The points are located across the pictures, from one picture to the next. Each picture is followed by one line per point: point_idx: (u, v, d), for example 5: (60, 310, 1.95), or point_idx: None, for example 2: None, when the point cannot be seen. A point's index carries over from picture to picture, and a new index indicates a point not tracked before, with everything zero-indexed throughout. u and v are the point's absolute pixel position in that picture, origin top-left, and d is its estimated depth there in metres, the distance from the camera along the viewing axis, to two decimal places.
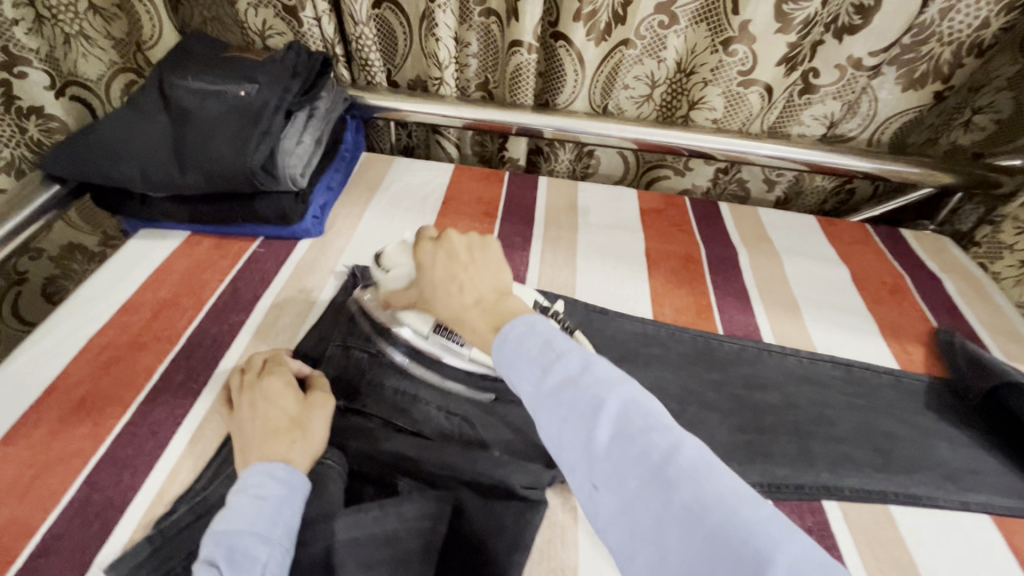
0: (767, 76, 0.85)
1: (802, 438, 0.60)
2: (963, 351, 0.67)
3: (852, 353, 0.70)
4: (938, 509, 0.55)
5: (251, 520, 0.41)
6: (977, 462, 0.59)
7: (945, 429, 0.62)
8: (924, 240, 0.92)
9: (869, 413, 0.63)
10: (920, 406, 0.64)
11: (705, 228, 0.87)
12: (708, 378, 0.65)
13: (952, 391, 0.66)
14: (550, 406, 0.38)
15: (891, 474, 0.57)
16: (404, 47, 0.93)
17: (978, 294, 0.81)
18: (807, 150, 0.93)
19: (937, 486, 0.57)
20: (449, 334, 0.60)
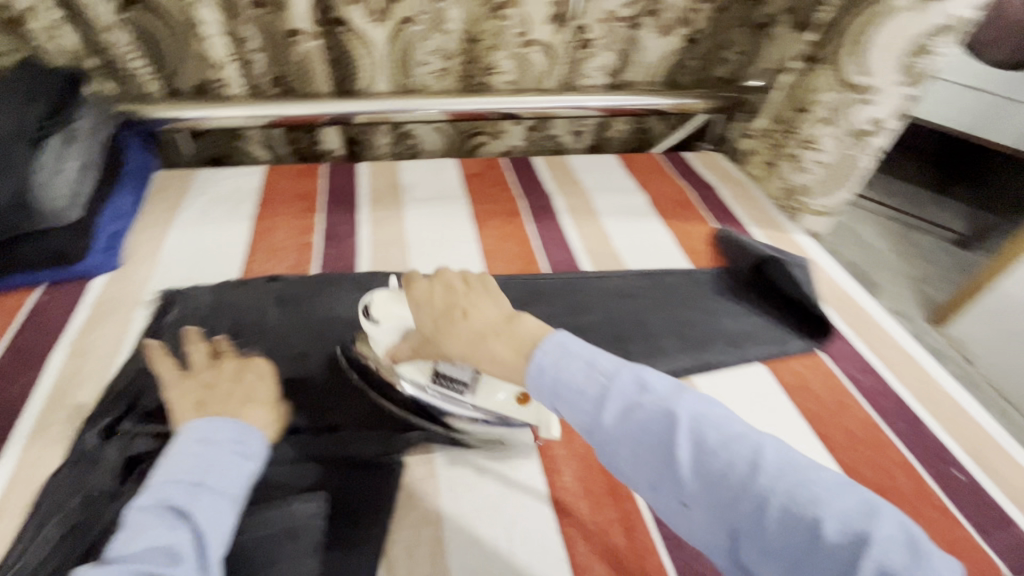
0: (543, 34, 0.94)
1: (622, 343, 0.69)
2: (730, 238, 0.83)
3: (655, 262, 0.81)
4: (727, 367, 0.68)
5: (223, 473, 0.43)
6: (751, 323, 0.74)
7: (728, 305, 0.76)
8: (702, 159, 1.09)
9: (672, 307, 0.74)
10: (709, 292, 0.78)
11: (524, 182, 0.95)
12: (541, 312, 0.71)
13: (730, 274, 0.81)
14: (620, 435, 0.39)
15: (691, 350, 0.69)
16: (174, 53, 0.84)
17: (743, 194, 0.98)
18: (598, 97, 1.04)
19: (725, 349, 0.70)
20: (449, 383, 0.54)
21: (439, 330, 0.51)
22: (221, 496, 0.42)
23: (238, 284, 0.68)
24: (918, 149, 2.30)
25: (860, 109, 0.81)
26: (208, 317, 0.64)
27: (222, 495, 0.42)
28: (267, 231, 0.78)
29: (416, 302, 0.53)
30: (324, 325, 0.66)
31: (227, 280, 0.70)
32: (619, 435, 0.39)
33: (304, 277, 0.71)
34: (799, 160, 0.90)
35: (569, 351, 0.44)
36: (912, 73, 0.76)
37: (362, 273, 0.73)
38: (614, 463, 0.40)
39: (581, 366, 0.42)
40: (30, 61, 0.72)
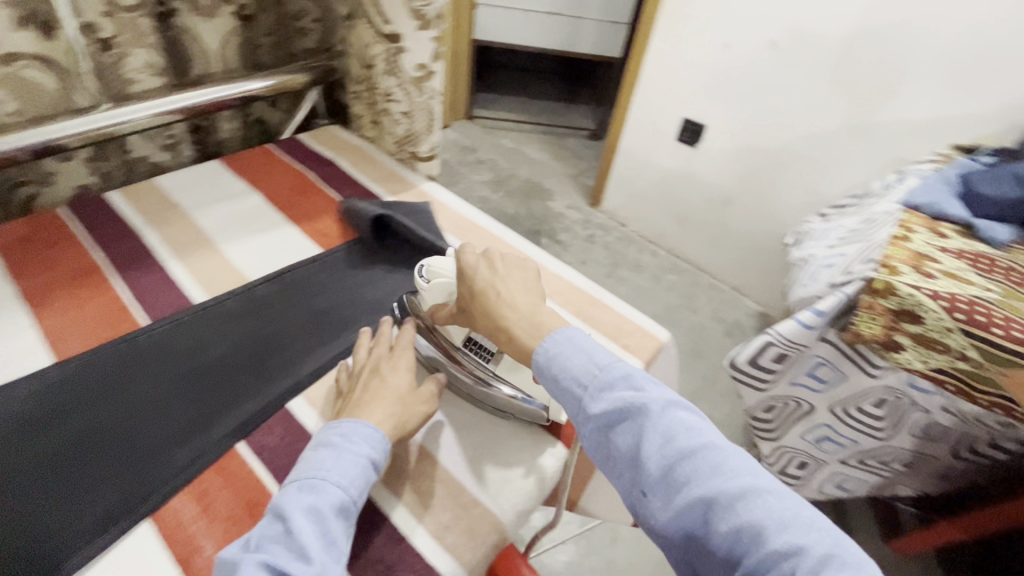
0: (26, 45, 0.74)
1: (258, 364, 0.62)
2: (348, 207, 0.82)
3: (281, 262, 0.76)
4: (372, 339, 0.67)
5: (326, 474, 0.47)
6: (390, 282, 0.75)
7: (364, 274, 0.75)
8: (318, 136, 1.05)
9: (309, 300, 0.71)
10: (348, 269, 0.76)
11: (99, 228, 0.77)
12: (149, 373, 0.60)
13: (360, 243, 0.80)
14: (602, 425, 0.47)
15: (334, 337, 0.66)
16: None
17: (364, 160, 0.98)
18: (161, 100, 0.88)
19: (367, 321, 0.69)
20: (478, 350, 0.62)
21: (475, 311, 0.56)
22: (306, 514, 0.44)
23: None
24: (544, 77, 2.75)
25: (405, 57, 0.85)
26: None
27: (335, 488, 0.46)
28: None
29: (462, 269, 0.58)
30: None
31: None
32: (601, 422, 0.47)
33: None
34: (391, 114, 0.94)
35: (573, 347, 0.51)
36: (425, 17, 0.81)
37: None
38: (592, 450, 0.48)
39: (582, 358, 0.50)
40: None
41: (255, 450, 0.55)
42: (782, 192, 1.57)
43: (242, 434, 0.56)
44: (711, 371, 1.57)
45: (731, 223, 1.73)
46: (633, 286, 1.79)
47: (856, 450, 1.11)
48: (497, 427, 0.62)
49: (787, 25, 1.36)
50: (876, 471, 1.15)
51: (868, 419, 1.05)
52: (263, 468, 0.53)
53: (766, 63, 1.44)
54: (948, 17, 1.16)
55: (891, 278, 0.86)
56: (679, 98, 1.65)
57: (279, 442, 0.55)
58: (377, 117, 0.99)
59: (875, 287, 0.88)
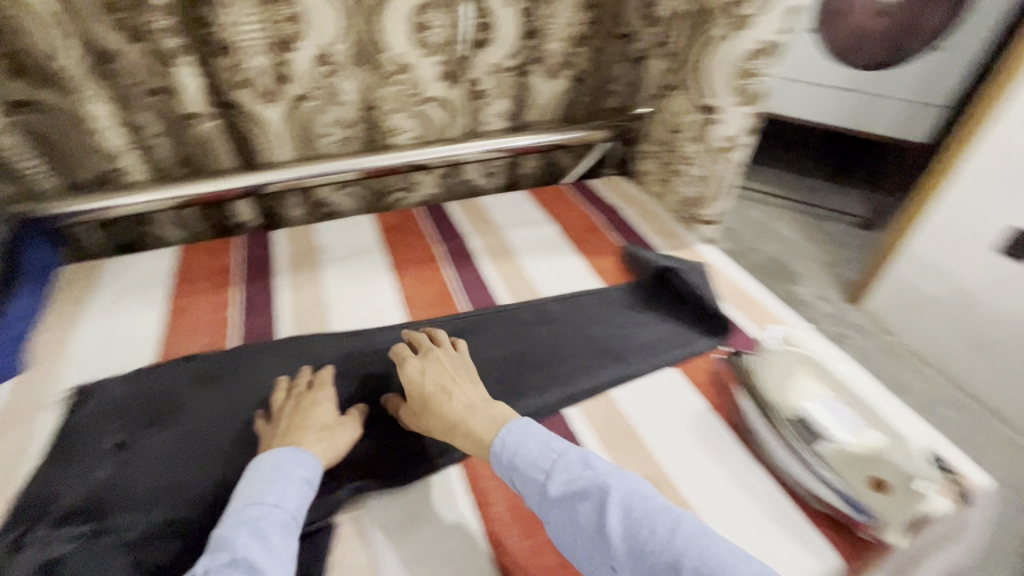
0: (437, 91, 0.98)
1: (544, 369, 0.73)
2: (636, 255, 0.90)
3: (569, 287, 0.87)
4: (640, 377, 0.72)
5: (265, 493, 0.50)
6: (661, 330, 0.79)
7: (638, 317, 0.82)
8: (605, 184, 1.17)
9: (590, 328, 0.79)
10: (624, 308, 0.83)
11: (441, 228, 0.98)
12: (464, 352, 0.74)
13: (637, 286, 0.87)
14: (563, 504, 0.50)
15: (609, 365, 0.74)
16: (69, 148, 0.84)
17: (646, 215, 1.05)
18: (498, 140, 1.08)
19: (640, 359, 0.75)
20: (801, 427, 0.60)
21: (426, 409, 0.61)
22: (237, 527, 0.47)
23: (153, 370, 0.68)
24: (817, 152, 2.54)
25: (714, 129, 0.90)
26: (120, 409, 0.63)
27: (274, 508, 0.49)
28: (181, 311, 0.79)
29: (411, 377, 0.63)
30: (246, 397, 0.66)
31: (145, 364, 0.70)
32: (559, 502, 0.51)
33: (224, 351, 0.72)
34: (684, 176, 0.99)
35: (526, 435, 0.55)
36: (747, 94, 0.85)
37: (283, 339, 0.74)
38: (554, 529, 0.51)
39: (535, 444, 0.54)
40: None
41: None
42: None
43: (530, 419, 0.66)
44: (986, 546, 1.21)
45: None
46: None
47: None
48: (768, 502, 0.59)
49: None
50: None
51: None
52: None
53: None
54: None
55: None
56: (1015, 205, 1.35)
57: None
58: (668, 175, 1.04)
59: None
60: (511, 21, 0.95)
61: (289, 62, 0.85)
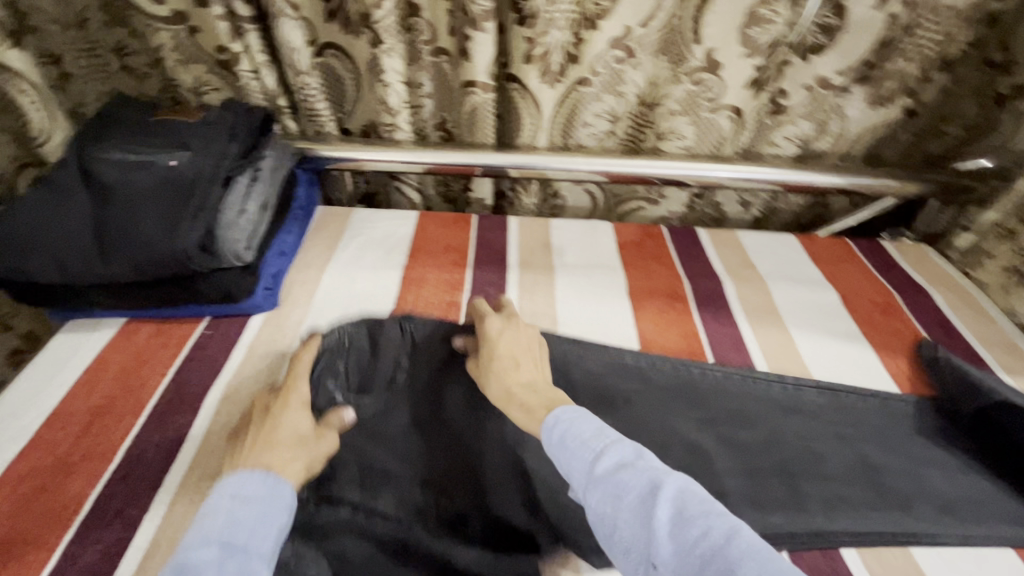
0: (736, 99, 0.81)
1: (792, 479, 0.58)
2: (941, 360, 0.67)
3: (842, 375, 0.68)
4: (929, 543, 0.54)
5: (234, 534, 0.40)
6: (969, 487, 0.59)
7: (936, 455, 0.62)
8: (903, 248, 0.91)
9: (863, 446, 0.62)
10: (903, 432, 0.64)
11: (689, 259, 0.83)
12: (693, 417, 0.62)
13: (936, 406, 0.66)
14: (607, 485, 0.42)
15: (884, 510, 0.56)
16: (352, 96, 0.85)
17: (965, 305, 0.80)
18: (783, 170, 0.89)
19: (932, 518, 0.56)
20: None
21: (486, 367, 0.58)
22: (252, 563, 0.40)
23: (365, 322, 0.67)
24: None
25: None
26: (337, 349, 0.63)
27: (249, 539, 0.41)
28: (414, 285, 0.75)
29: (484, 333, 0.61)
30: (473, 404, 0.60)
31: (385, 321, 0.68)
32: (603, 486, 0.42)
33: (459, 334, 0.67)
34: None
35: (581, 416, 0.48)
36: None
37: None
38: (593, 515, 0.42)
39: (589, 424, 0.47)
40: (233, 101, 0.76)
41: None
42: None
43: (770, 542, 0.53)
44: None
45: None
46: None
47: None
48: None
49: None
50: None
51: None
52: None
53: None
54: None
55: None
56: None
57: None
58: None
59: None
60: (867, 27, 0.74)
61: (587, 41, 0.76)
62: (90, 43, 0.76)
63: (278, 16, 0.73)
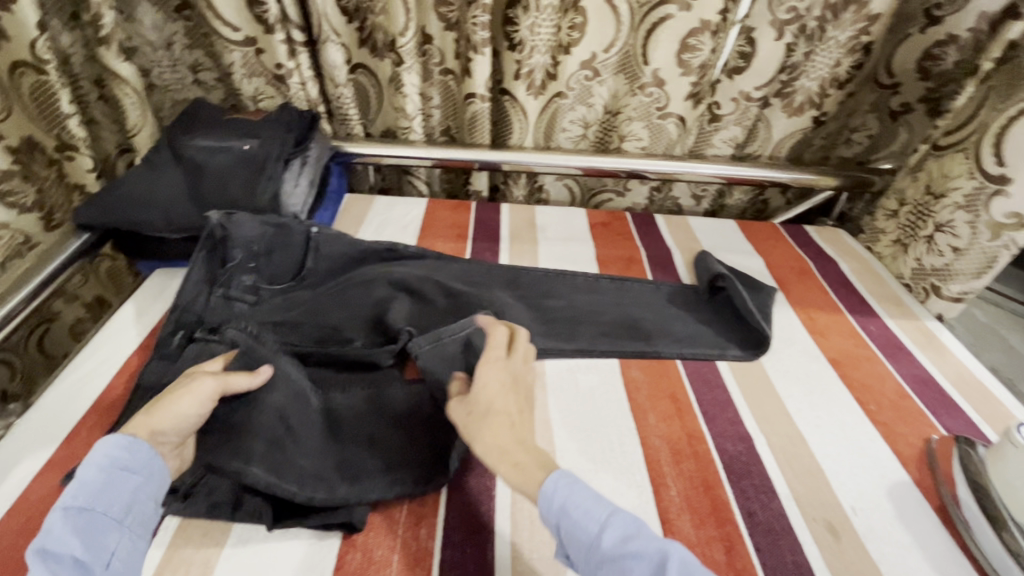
0: (679, 108, 1.03)
1: (573, 324, 0.81)
2: (703, 260, 0.92)
3: (656, 275, 0.94)
4: (658, 356, 0.78)
5: (88, 498, 0.47)
6: (695, 329, 0.82)
7: (678, 313, 0.85)
8: (822, 232, 1.12)
9: (627, 306, 0.85)
10: (658, 300, 0.87)
11: (645, 235, 1.04)
12: (517, 293, 0.86)
13: (692, 290, 0.89)
14: (614, 562, 0.46)
15: (630, 340, 0.79)
16: (377, 104, 1.09)
17: (867, 272, 0.99)
18: (724, 166, 1.10)
19: (664, 344, 0.79)
20: None
21: (480, 424, 0.54)
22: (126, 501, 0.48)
23: (357, 243, 0.84)
24: None
25: (1000, 201, 0.81)
26: (261, 253, 0.76)
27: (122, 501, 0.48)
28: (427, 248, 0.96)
29: (485, 383, 0.57)
30: None
31: (418, 250, 0.90)
32: (612, 560, 0.46)
33: (470, 268, 0.88)
34: (933, 243, 0.91)
35: (572, 487, 0.50)
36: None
37: (502, 288, 0.86)
38: None
39: (592, 497, 0.50)
40: (287, 105, 0.97)
41: (716, 449, 0.66)
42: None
43: (542, 357, 0.76)
44: None
45: None
46: None
47: None
48: None
49: None
50: None
51: None
52: (721, 464, 0.64)
53: None
54: None
55: None
56: None
57: (737, 454, 0.65)
58: (908, 239, 0.98)
59: None
60: (773, 56, 0.98)
61: (563, 63, 0.98)
62: (173, 61, 1.03)
63: (326, 41, 0.95)
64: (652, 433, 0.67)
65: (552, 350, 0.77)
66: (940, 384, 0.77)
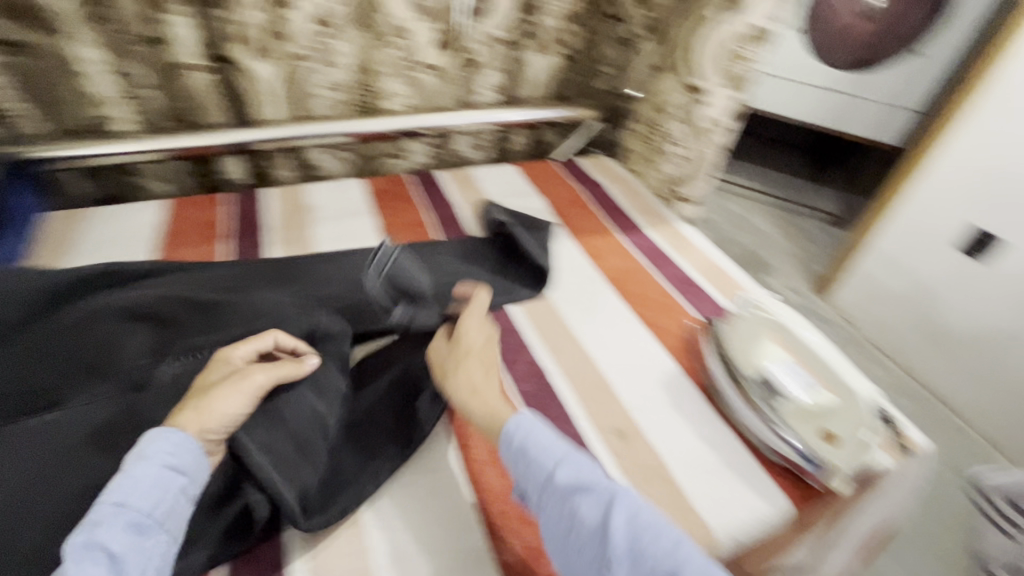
0: (430, 57, 1.01)
1: (358, 307, 0.75)
2: (487, 209, 0.92)
3: (444, 235, 0.92)
4: (450, 318, 0.76)
5: (128, 496, 0.43)
6: (485, 281, 0.82)
7: (467, 269, 0.84)
8: (591, 161, 1.20)
9: (415, 274, 0.82)
10: (447, 260, 0.85)
11: (428, 196, 1.01)
12: (288, 287, 0.76)
13: (478, 242, 0.89)
14: (564, 497, 0.47)
15: (421, 308, 0.77)
16: (55, 92, 0.82)
17: (629, 190, 1.09)
18: (493, 112, 1.11)
19: (456, 304, 0.78)
20: (768, 388, 0.64)
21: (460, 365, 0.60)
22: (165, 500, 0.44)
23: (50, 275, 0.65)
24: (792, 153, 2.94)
25: (705, 109, 0.95)
26: None
27: (121, 509, 0.42)
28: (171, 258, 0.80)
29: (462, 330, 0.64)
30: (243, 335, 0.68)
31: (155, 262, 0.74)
32: (559, 496, 0.47)
33: (226, 273, 0.75)
34: (666, 155, 1.04)
35: (538, 427, 0.52)
36: (739, 78, 0.92)
37: (268, 285, 0.75)
38: (549, 524, 0.47)
39: (549, 439, 0.50)
40: None
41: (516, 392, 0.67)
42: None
43: (324, 354, 0.69)
44: None
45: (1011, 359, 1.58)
46: None
47: None
48: (725, 446, 0.64)
49: None
50: None
51: None
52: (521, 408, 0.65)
53: None
54: None
55: None
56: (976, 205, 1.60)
57: (534, 391, 0.67)
58: (648, 154, 1.10)
59: None
60: None
61: (287, 18, 0.87)
62: None
63: None
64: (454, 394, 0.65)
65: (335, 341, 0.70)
66: (693, 279, 0.89)
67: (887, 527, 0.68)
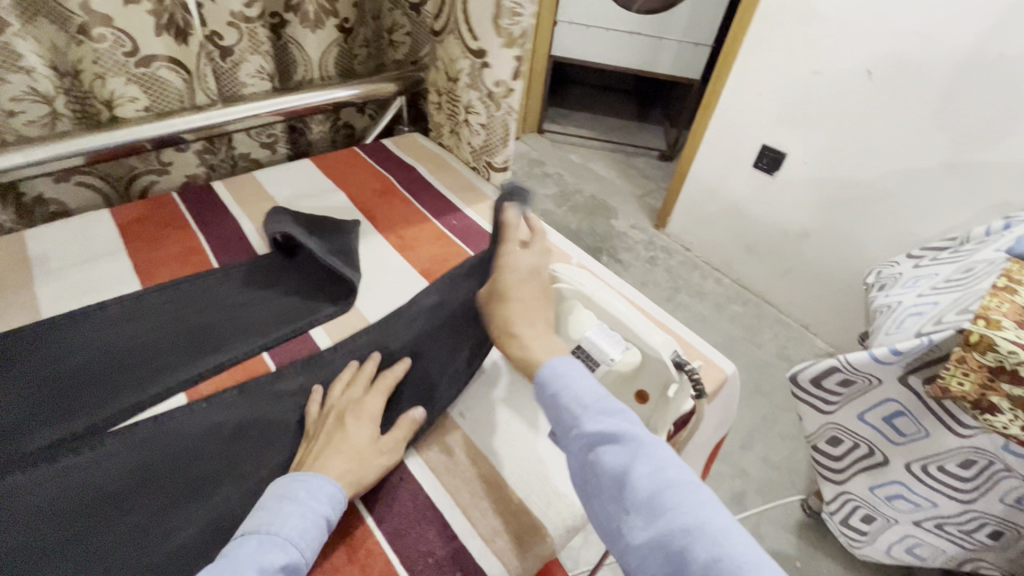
0: (159, 48, 0.82)
1: (111, 376, 0.60)
2: (273, 218, 0.79)
3: (227, 258, 0.78)
4: (240, 361, 0.65)
5: (291, 532, 0.46)
6: (280, 305, 0.71)
7: (258, 295, 0.72)
8: (400, 141, 1.10)
9: (188, 315, 0.69)
10: (231, 290, 0.73)
11: (202, 214, 0.85)
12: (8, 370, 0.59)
13: (269, 260, 0.78)
14: (591, 444, 0.48)
15: (199, 358, 0.64)
16: None
17: (441, 168, 1.03)
18: (268, 101, 0.95)
19: (245, 342, 0.66)
20: (584, 358, 0.62)
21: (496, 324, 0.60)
22: (281, 549, 0.45)
23: None
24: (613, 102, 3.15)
25: (488, 72, 0.88)
26: None
27: (283, 541, 0.45)
28: None
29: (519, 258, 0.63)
30: None
31: None
32: (586, 444, 0.49)
33: None
34: (470, 125, 0.98)
35: (573, 368, 0.53)
36: (510, 35, 0.83)
37: None
38: (577, 468, 0.49)
39: (583, 384, 0.51)
40: None
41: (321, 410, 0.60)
42: (849, 220, 1.70)
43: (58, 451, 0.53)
44: (771, 411, 1.66)
45: (806, 254, 1.86)
46: (694, 310, 1.98)
47: (931, 512, 1.08)
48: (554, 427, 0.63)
49: (891, 53, 1.46)
50: (957, 541, 1.09)
51: (949, 479, 1.01)
52: None
53: (860, 92, 1.54)
54: (966, 99, 1.38)
55: (992, 332, 0.84)
56: (761, 126, 1.80)
57: None
58: (454, 127, 1.03)
59: (969, 339, 0.85)
60: None
61: None
62: None
63: None
64: (250, 450, 0.56)
65: (81, 430, 0.55)
66: None
67: (706, 451, 0.75)
